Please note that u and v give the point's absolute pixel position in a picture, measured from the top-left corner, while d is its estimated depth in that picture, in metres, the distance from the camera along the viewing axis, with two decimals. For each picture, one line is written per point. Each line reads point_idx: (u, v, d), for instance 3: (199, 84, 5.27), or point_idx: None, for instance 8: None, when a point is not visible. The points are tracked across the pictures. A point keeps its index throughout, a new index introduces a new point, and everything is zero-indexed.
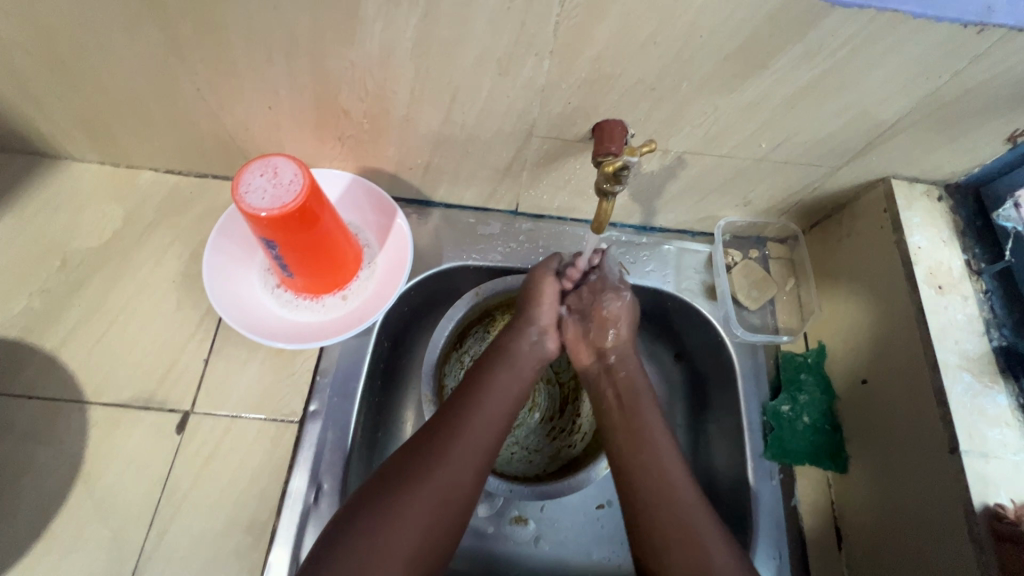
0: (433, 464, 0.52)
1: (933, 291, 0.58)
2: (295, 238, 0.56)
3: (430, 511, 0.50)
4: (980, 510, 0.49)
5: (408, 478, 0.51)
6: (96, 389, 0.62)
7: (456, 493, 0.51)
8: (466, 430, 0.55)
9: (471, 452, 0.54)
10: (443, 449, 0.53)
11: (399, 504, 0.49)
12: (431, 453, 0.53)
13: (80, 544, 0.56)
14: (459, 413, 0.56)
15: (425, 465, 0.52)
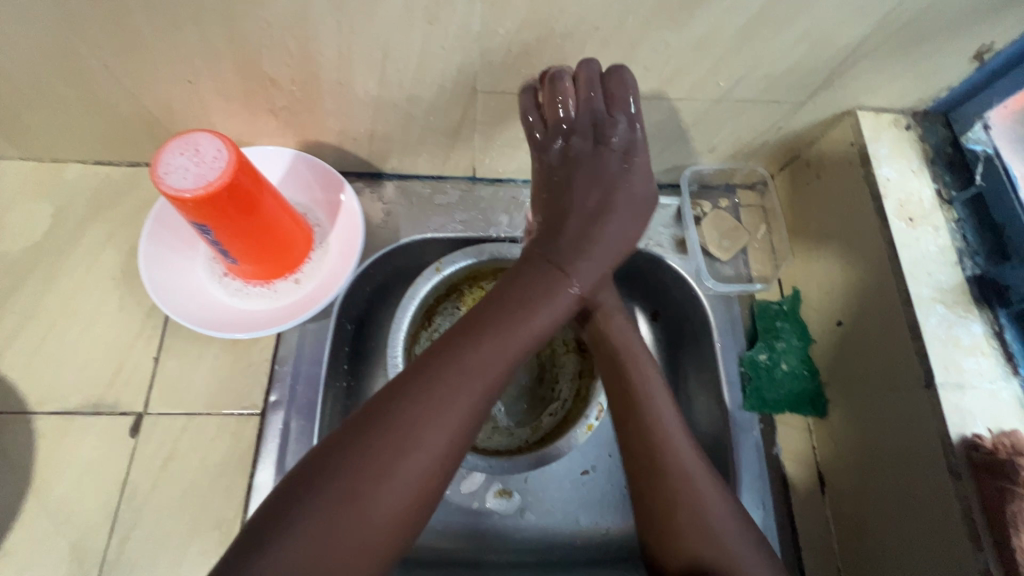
0: (476, 378, 0.45)
1: (903, 224, 0.56)
2: (227, 220, 0.52)
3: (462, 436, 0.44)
4: (957, 441, 0.47)
5: (418, 411, 0.43)
6: (40, 397, 0.58)
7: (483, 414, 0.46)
8: (512, 342, 0.47)
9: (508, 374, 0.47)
10: (489, 359, 0.46)
11: (429, 431, 0.42)
12: (475, 360, 0.45)
13: (38, 558, 0.53)
14: (508, 321, 0.47)
15: (469, 377, 0.44)
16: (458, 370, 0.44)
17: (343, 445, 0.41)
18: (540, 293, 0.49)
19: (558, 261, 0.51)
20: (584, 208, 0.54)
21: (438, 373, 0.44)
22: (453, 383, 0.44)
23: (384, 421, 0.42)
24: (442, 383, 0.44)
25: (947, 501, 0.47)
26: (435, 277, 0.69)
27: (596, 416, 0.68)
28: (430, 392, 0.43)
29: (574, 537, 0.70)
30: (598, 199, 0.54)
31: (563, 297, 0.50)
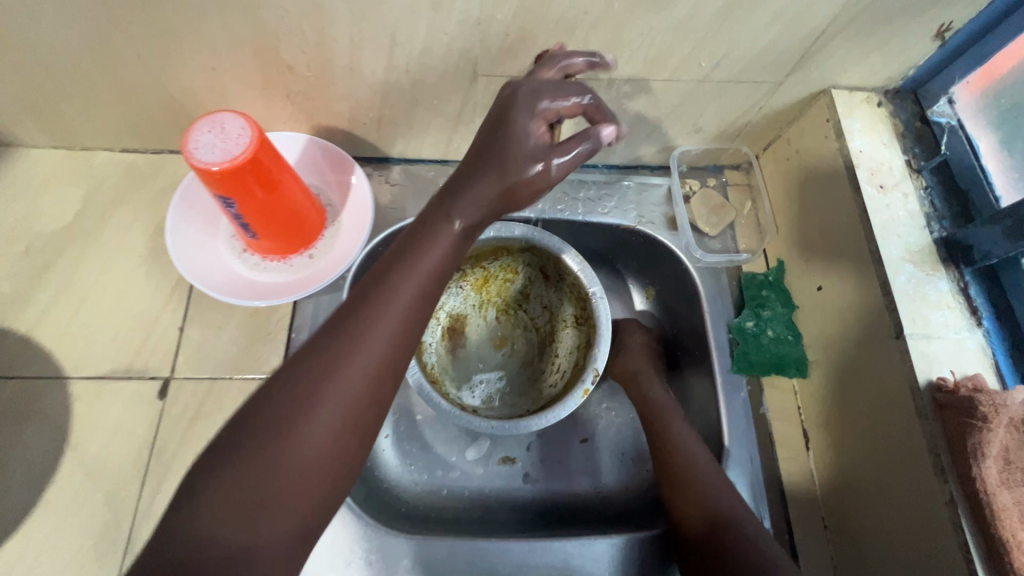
0: (365, 326, 0.42)
1: (875, 190, 0.60)
2: (251, 193, 0.57)
3: (364, 388, 0.41)
4: (924, 385, 0.51)
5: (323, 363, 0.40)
6: (74, 363, 0.63)
7: (398, 352, 0.43)
8: (401, 285, 0.43)
9: (405, 318, 0.43)
10: (382, 306, 0.42)
11: (320, 395, 0.39)
12: (362, 317, 0.42)
13: (76, 507, 0.57)
14: (392, 272, 0.44)
15: (359, 326, 0.42)
16: (351, 324, 0.42)
17: (233, 430, 0.39)
18: (420, 240, 0.45)
19: (446, 209, 0.45)
20: (505, 173, 0.44)
21: (326, 340, 0.41)
22: (345, 340, 0.41)
23: (274, 395, 0.39)
24: (330, 346, 0.41)
25: (916, 440, 0.51)
26: None
27: (592, 380, 0.69)
28: (322, 358, 0.41)
29: (573, 500, 0.73)
30: (522, 168, 0.44)
31: (444, 243, 0.45)
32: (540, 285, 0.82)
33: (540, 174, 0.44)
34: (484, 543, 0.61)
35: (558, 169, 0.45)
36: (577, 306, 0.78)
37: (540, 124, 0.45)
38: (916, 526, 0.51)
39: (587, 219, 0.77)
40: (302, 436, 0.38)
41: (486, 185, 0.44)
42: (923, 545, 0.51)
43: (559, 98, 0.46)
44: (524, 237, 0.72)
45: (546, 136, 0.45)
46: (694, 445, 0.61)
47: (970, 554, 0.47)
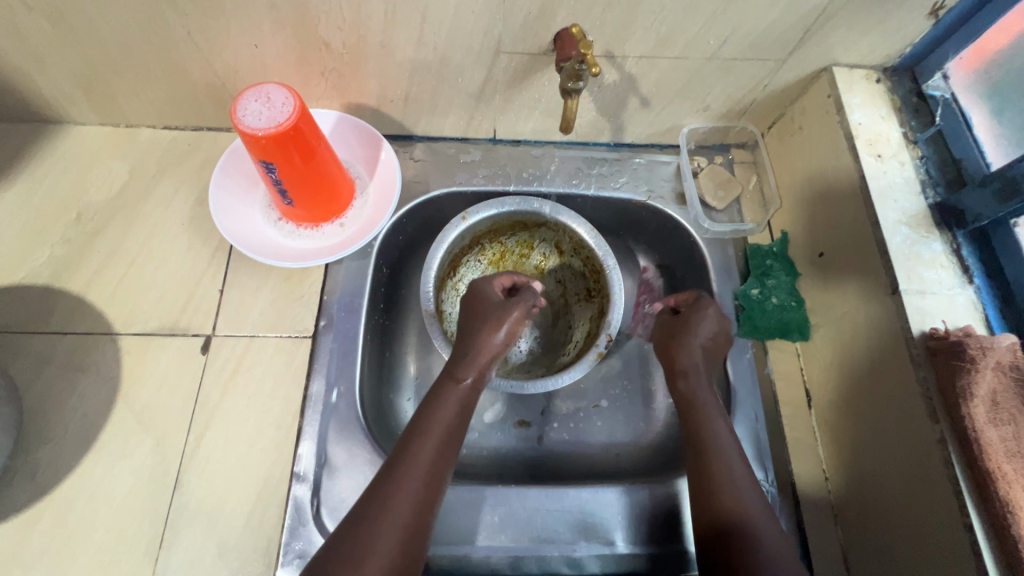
0: (403, 474, 0.53)
1: (873, 159, 0.64)
2: (291, 160, 0.61)
3: (411, 515, 0.51)
4: (917, 335, 0.55)
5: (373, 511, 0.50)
6: (124, 321, 0.68)
7: (439, 462, 0.55)
8: (437, 417, 0.57)
9: (424, 479, 0.53)
10: (413, 453, 0.54)
11: (363, 564, 0.47)
12: (397, 461, 0.54)
13: (127, 451, 0.62)
14: (420, 424, 0.57)
15: (400, 471, 0.53)
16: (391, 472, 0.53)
17: None
18: (435, 402, 0.59)
19: (454, 372, 0.60)
20: (486, 340, 0.62)
21: (369, 508, 0.51)
22: (385, 491, 0.52)
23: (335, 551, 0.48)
24: (365, 533, 0.49)
25: (910, 386, 0.55)
26: (461, 225, 0.75)
27: (605, 344, 0.73)
28: (368, 513, 0.50)
29: (587, 461, 0.77)
30: (496, 323, 0.63)
31: (455, 397, 0.59)
32: (555, 262, 0.85)
33: (508, 326, 0.63)
34: (505, 487, 0.64)
35: (507, 331, 0.63)
36: (591, 279, 0.81)
37: (495, 300, 0.65)
38: (911, 465, 0.55)
39: (600, 194, 0.81)
40: (377, 554, 0.48)
41: (478, 350, 0.61)
42: (917, 481, 0.54)
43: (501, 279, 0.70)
44: (542, 209, 0.76)
45: (518, 326, 0.64)
46: (736, 466, 0.56)
47: (958, 485, 0.50)
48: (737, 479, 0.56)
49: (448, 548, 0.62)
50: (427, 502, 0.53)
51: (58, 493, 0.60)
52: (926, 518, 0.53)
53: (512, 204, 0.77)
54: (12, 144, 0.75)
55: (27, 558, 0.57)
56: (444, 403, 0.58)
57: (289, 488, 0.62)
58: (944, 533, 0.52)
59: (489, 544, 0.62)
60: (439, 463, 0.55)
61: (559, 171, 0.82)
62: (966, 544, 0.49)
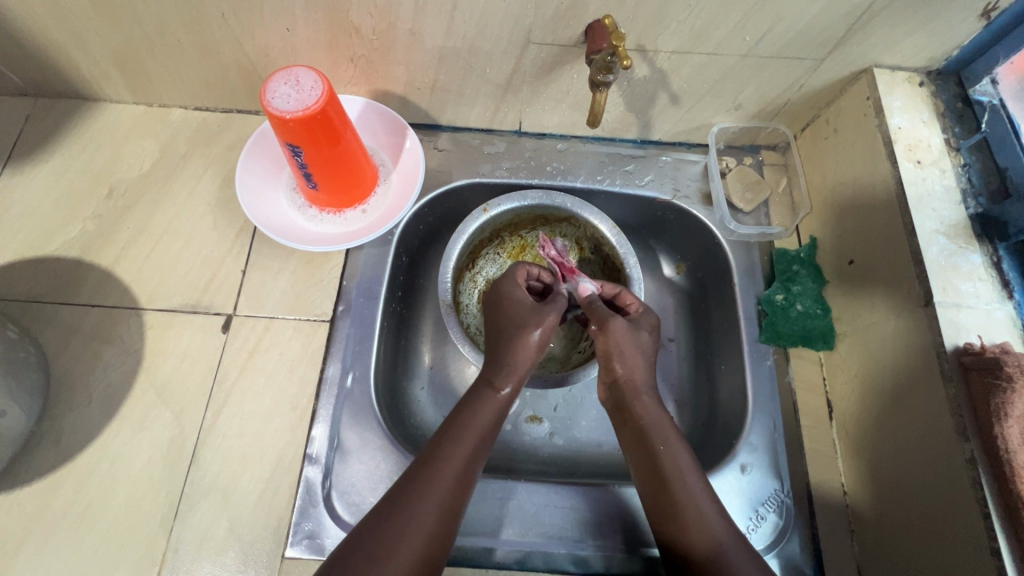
0: (434, 480, 0.53)
1: (911, 166, 0.61)
2: (317, 144, 0.62)
3: (436, 522, 0.51)
4: (950, 350, 0.53)
5: (401, 516, 0.51)
6: (149, 296, 0.69)
7: (468, 473, 0.55)
8: (473, 423, 0.57)
9: (452, 492, 0.53)
10: (445, 461, 0.54)
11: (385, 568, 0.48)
12: (428, 468, 0.54)
13: (147, 423, 0.63)
14: (453, 430, 0.57)
15: (430, 475, 0.53)
16: (421, 473, 0.54)
17: None
18: (470, 408, 0.59)
19: (490, 378, 0.60)
20: (520, 346, 0.61)
21: (399, 506, 0.52)
22: (416, 492, 0.52)
23: (362, 543, 0.49)
24: (390, 539, 0.49)
25: (940, 403, 0.53)
26: (482, 217, 0.75)
27: None
28: (398, 508, 0.51)
29: (598, 461, 0.76)
30: (531, 326, 0.62)
31: (492, 405, 0.59)
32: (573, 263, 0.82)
33: (544, 330, 0.62)
34: (515, 481, 0.64)
35: (541, 335, 0.62)
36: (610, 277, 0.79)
37: (528, 304, 0.64)
38: (938, 486, 0.53)
39: (623, 191, 0.80)
40: (396, 561, 0.48)
41: (517, 354, 0.61)
42: (941, 503, 0.52)
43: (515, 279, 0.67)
44: (567, 205, 0.75)
45: (552, 330, 0.63)
46: (701, 493, 0.55)
47: (986, 508, 0.48)
48: (702, 499, 0.55)
49: (455, 537, 0.61)
50: (452, 514, 0.53)
51: (80, 460, 0.61)
52: (949, 543, 0.51)
53: (535, 198, 0.76)
54: (51, 119, 0.77)
55: (48, 521, 0.59)
56: (479, 413, 0.58)
57: (301, 469, 0.62)
58: (969, 558, 0.50)
59: (495, 536, 0.62)
60: (468, 472, 0.55)
61: (583, 166, 0.81)
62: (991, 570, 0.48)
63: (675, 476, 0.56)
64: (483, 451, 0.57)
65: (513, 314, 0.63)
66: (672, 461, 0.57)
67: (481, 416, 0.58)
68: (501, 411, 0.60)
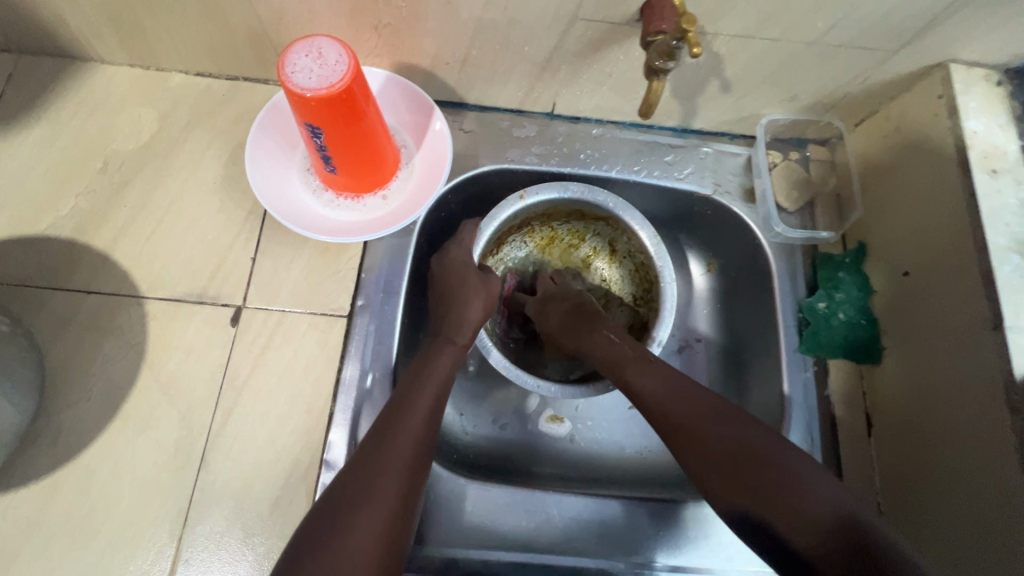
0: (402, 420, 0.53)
1: (985, 175, 0.57)
2: (338, 126, 0.56)
3: (411, 457, 0.51)
4: (1020, 380, 0.51)
5: (375, 454, 0.50)
6: (151, 284, 0.64)
7: (435, 414, 0.55)
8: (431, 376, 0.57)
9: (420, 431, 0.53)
10: (410, 402, 0.54)
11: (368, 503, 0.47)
12: (394, 412, 0.53)
13: (152, 422, 0.59)
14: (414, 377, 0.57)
15: (394, 425, 0.52)
16: (386, 425, 0.52)
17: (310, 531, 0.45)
18: (427, 363, 0.58)
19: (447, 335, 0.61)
20: (467, 307, 0.63)
21: (364, 459, 0.50)
22: (379, 444, 0.51)
23: (328, 507, 0.47)
24: (365, 476, 0.48)
25: (1003, 433, 0.51)
26: (516, 203, 0.68)
27: None
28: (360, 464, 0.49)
29: (619, 464, 0.73)
30: (477, 290, 0.64)
31: (449, 356, 0.60)
32: (602, 261, 0.77)
33: (488, 294, 0.65)
34: (542, 492, 0.61)
35: (486, 302, 0.65)
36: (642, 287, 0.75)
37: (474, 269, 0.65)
38: (994, 518, 0.51)
39: (660, 182, 0.74)
40: (379, 496, 0.48)
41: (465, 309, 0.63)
42: (1003, 541, 0.51)
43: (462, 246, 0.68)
44: (612, 206, 0.68)
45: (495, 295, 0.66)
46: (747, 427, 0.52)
47: None
48: (751, 429, 0.52)
49: (481, 551, 0.59)
50: (424, 451, 0.52)
51: (80, 460, 0.57)
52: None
53: (574, 189, 0.69)
54: (35, 80, 0.69)
55: (48, 524, 0.55)
56: (437, 360, 0.59)
57: (318, 475, 0.59)
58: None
59: (524, 551, 0.59)
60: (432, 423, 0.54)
61: (619, 154, 0.75)
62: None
63: (715, 412, 0.54)
64: (444, 392, 0.57)
65: (456, 268, 0.65)
66: (719, 410, 0.54)
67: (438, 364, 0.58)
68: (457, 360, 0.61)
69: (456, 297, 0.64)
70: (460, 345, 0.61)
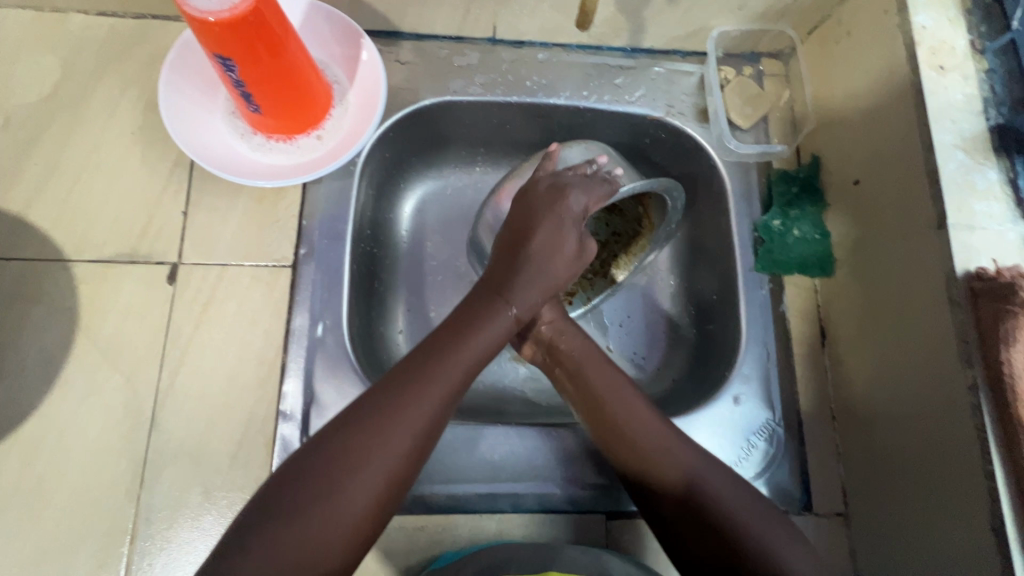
0: (419, 387, 0.46)
1: (933, 73, 0.55)
2: (253, 58, 0.51)
3: (415, 434, 0.45)
4: (962, 276, 0.50)
5: (375, 420, 0.44)
6: (75, 246, 0.60)
7: (456, 392, 0.48)
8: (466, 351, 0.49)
9: (435, 408, 0.46)
10: (435, 369, 0.47)
11: (355, 474, 0.43)
12: (415, 374, 0.47)
13: (94, 388, 0.57)
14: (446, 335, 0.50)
15: (402, 403, 0.45)
16: (393, 401, 0.45)
17: (287, 481, 0.43)
18: (466, 324, 0.50)
19: (509, 295, 0.52)
20: (555, 265, 0.54)
21: (360, 423, 0.44)
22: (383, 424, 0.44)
23: (308, 464, 0.43)
24: (358, 445, 0.43)
25: (943, 329, 0.51)
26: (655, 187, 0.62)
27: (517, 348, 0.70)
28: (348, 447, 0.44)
29: None
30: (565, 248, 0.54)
31: (499, 322, 0.51)
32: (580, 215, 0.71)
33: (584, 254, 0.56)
34: (504, 426, 0.61)
35: (575, 259, 0.55)
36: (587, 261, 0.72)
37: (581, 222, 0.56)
38: (932, 412, 0.52)
39: (612, 108, 0.71)
40: (370, 468, 0.43)
41: (543, 279, 0.53)
42: (937, 442, 0.52)
43: (589, 196, 0.57)
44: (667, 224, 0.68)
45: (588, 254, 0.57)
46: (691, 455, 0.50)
47: (983, 429, 0.47)
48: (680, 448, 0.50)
49: (445, 486, 0.59)
50: (433, 429, 0.47)
51: (23, 431, 0.55)
52: (952, 507, 0.50)
53: (677, 199, 0.66)
54: None
55: None
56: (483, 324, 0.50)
57: (275, 427, 0.58)
58: (972, 508, 0.48)
59: (488, 482, 0.60)
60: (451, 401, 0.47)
61: (568, 79, 0.72)
62: (991, 534, 0.46)
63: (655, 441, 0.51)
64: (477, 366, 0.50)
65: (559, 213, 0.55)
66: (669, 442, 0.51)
67: (479, 333, 0.50)
68: (504, 337, 0.52)
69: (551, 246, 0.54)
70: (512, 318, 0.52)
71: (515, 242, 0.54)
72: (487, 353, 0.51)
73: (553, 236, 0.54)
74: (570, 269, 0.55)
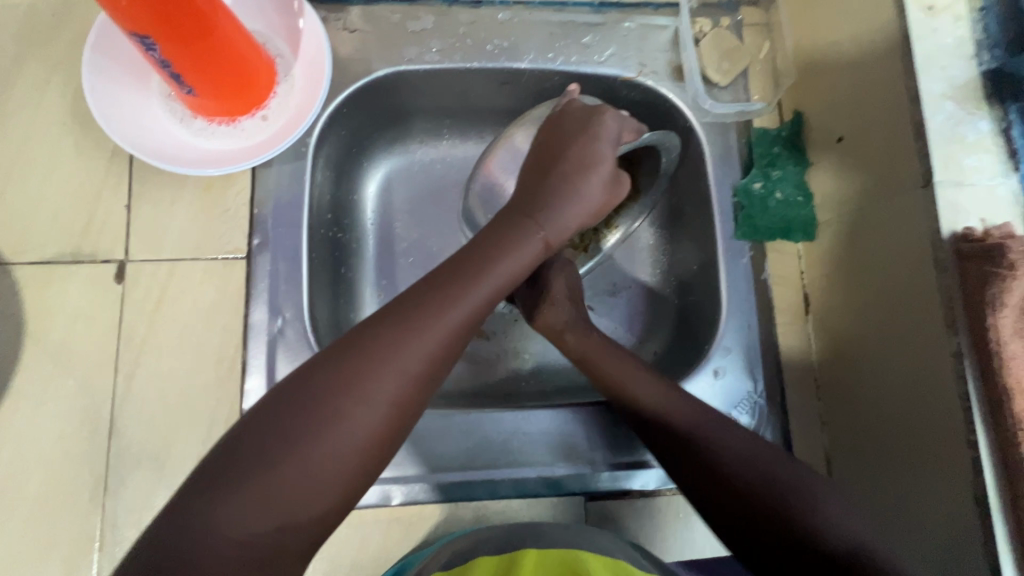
0: (438, 308, 0.43)
1: (921, 13, 0.50)
2: (174, 34, 0.47)
3: (427, 360, 0.42)
4: (948, 237, 0.47)
5: (385, 338, 0.41)
6: (13, 248, 0.57)
7: (475, 320, 0.45)
8: (482, 275, 0.46)
9: (450, 332, 0.43)
10: (455, 291, 0.44)
11: (360, 396, 0.39)
12: (433, 292, 0.44)
13: (49, 395, 0.55)
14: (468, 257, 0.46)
15: (416, 324, 0.42)
16: (408, 320, 0.42)
17: (286, 398, 0.39)
18: (491, 247, 0.47)
19: (538, 219, 0.49)
20: (585, 189, 0.51)
21: (370, 341, 0.41)
22: (395, 344, 0.41)
23: (311, 380, 0.40)
24: (366, 363, 0.40)
25: (929, 294, 0.49)
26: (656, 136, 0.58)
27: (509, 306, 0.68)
28: (349, 369, 0.40)
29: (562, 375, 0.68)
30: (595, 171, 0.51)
31: (527, 244, 0.48)
32: None
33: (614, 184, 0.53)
34: (479, 412, 0.60)
35: (607, 187, 0.53)
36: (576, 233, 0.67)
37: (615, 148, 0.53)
38: (918, 382, 0.50)
39: (582, 71, 0.66)
40: (374, 392, 0.40)
41: (572, 204, 0.51)
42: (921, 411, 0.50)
43: (623, 125, 0.54)
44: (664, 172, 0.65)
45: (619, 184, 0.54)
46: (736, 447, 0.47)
47: (967, 401, 0.45)
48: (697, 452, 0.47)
49: (420, 475, 0.58)
50: (445, 357, 0.43)
51: None
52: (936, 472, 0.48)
53: (671, 149, 0.63)
54: None
55: None
56: (507, 246, 0.47)
57: None
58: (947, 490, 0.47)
59: (462, 470, 0.59)
60: (467, 328, 0.44)
61: (533, 39, 0.66)
62: (972, 504, 0.45)
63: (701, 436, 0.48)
64: (499, 291, 0.46)
65: (589, 140, 0.52)
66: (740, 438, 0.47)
67: (504, 256, 0.47)
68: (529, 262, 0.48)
69: (577, 171, 0.51)
70: (540, 241, 0.49)
71: (541, 165, 0.52)
72: (510, 280, 0.47)
73: (581, 159, 0.52)
74: (600, 200, 0.53)
